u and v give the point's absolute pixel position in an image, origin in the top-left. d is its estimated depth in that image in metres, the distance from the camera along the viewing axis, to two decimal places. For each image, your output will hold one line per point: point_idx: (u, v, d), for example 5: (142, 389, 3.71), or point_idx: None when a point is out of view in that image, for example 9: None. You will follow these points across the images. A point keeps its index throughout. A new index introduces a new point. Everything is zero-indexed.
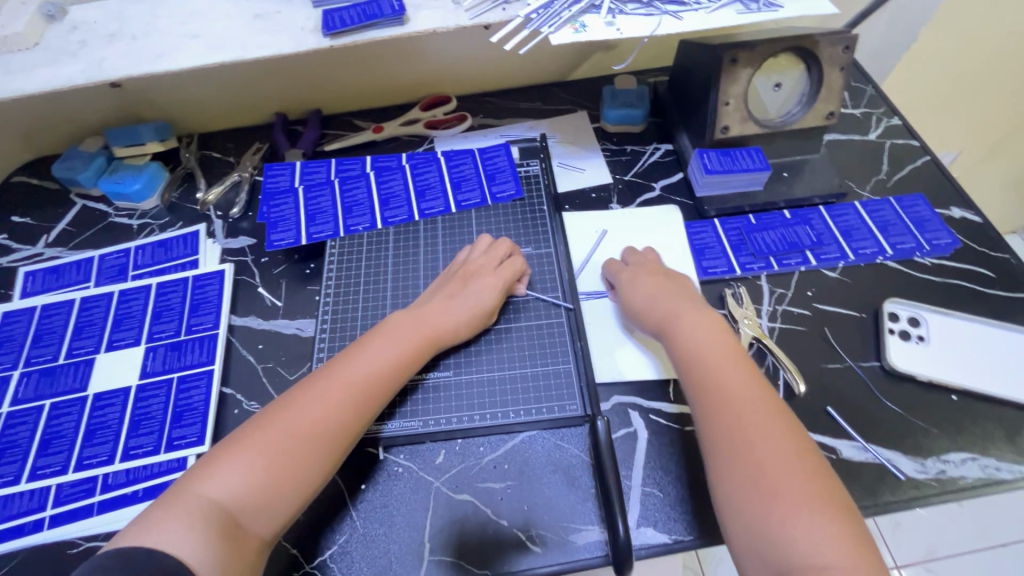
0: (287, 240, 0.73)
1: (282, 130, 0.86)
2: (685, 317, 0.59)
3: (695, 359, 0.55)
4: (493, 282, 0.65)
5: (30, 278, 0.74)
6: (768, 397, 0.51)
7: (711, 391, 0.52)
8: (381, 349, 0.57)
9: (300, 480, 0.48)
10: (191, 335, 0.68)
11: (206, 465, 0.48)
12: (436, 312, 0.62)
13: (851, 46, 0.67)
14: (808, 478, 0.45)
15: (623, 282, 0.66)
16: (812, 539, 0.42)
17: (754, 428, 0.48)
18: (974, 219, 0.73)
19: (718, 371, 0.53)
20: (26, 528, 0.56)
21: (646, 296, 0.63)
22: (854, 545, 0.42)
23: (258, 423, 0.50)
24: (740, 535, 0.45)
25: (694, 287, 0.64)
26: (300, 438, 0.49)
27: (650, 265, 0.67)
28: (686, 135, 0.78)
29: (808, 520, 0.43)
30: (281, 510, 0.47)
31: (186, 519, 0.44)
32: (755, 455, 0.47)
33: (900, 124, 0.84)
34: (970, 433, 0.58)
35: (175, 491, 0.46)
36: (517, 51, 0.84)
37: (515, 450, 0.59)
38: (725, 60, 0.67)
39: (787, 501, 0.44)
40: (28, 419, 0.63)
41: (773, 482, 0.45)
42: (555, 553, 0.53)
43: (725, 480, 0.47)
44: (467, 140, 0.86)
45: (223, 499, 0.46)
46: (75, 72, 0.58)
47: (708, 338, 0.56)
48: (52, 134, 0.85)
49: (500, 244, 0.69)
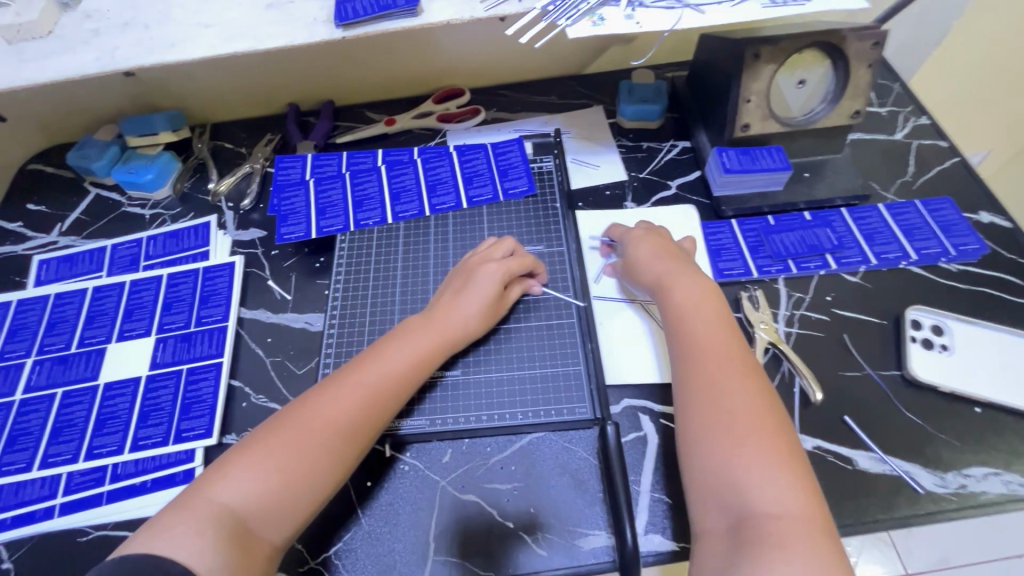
0: (297, 233, 0.72)
1: (294, 121, 0.86)
2: (679, 277, 0.58)
3: (684, 319, 0.55)
4: (499, 273, 0.63)
5: (44, 267, 0.75)
6: (744, 353, 0.51)
7: (693, 347, 0.52)
8: (395, 352, 0.56)
9: (312, 485, 0.48)
10: (200, 327, 0.68)
11: (217, 470, 0.47)
12: (447, 312, 0.61)
13: (881, 43, 0.64)
14: (774, 433, 0.45)
15: (629, 242, 0.65)
16: (769, 489, 0.42)
17: (729, 382, 0.48)
18: (1004, 224, 0.71)
19: (701, 329, 0.53)
20: (37, 515, 0.57)
21: (646, 258, 0.62)
22: (810, 497, 0.42)
23: (269, 428, 0.50)
24: (701, 482, 0.45)
25: (690, 257, 0.63)
26: (312, 442, 0.49)
27: (658, 233, 0.66)
28: (704, 132, 0.76)
29: (768, 470, 0.43)
30: (293, 514, 0.47)
31: (196, 524, 0.43)
32: (728, 407, 0.47)
33: (929, 123, 0.81)
34: (993, 447, 0.56)
35: (187, 496, 0.46)
36: (532, 44, 0.82)
37: (522, 451, 0.59)
38: (747, 55, 0.64)
39: (750, 451, 0.44)
40: (40, 406, 0.64)
41: (741, 432, 0.45)
42: (560, 557, 0.53)
43: (692, 430, 0.47)
44: (480, 134, 0.85)
45: (234, 504, 0.45)
46: (88, 62, 0.58)
47: (699, 299, 0.56)
48: (67, 122, 0.85)
49: (505, 241, 0.67)
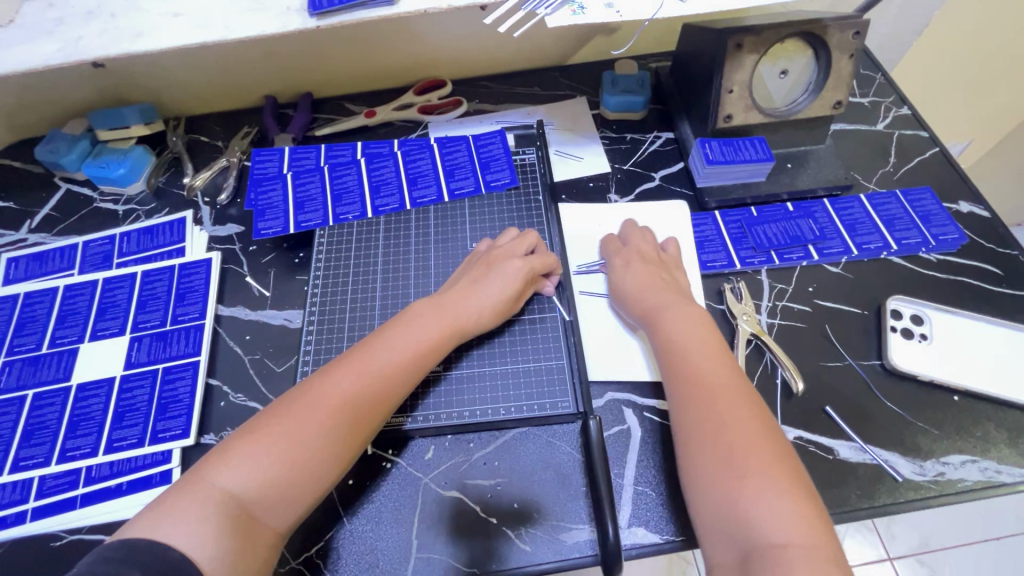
0: (275, 228, 0.71)
1: (271, 114, 0.84)
2: (665, 307, 0.58)
3: (676, 350, 0.54)
4: (523, 268, 0.62)
5: (13, 265, 0.72)
6: (738, 383, 0.50)
7: (686, 380, 0.51)
8: (406, 338, 0.55)
9: (318, 473, 0.47)
10: (176, 325, 0.67)
11: (221, 454, 0.46)
12: (459, 299, 0.60)
13: (862, 32, 0.64)
14: (774, 461, 0.44)
15: (615, 268, 0.65)
16: (773, 519, 0.41)
17: (725, 412, 0.47)
18: (982, 214, 0.71)
19: (693, 359, 0.52)
20: (9, 520, 0.56)
21: (632, 287, 0.62)
22: (815, 526, 0.41)
23: (278, 409, 0.49)
24: (706, 518, 0.44)
25: (681, 282, 0.63)
26: (324, 426, 0.48)
27: (644, 253, 0.65)
28: (688, 123, 0.76)
29: (771, 500, 0.42)
30: (295, 500, 0.46)
31: (198, 509, 0.42)
32: (725, 437, 0.46)
33: (910, 114, 0.81)
34: (970, 434, 0.57)
35: (189, 479, 0.44)
36: (513, 33, 0.81)
37: (506, 446, 0.58)
38: (729, 45, 0.64)
39: (752, 482, 0.43)
40: (10, 409, 0.62)
41: (741, 464, 0.44)
42: (546, 552, 0.53)
43: (693, 465, 0.46)
44: (462, 126, 0.84)
45: (237, 489, 0.44)
46: (51, 52, 0.56)
47: (689, 329, 0.55)
48: (36, 115, 0.82)
49: (528, 236, 0.67)
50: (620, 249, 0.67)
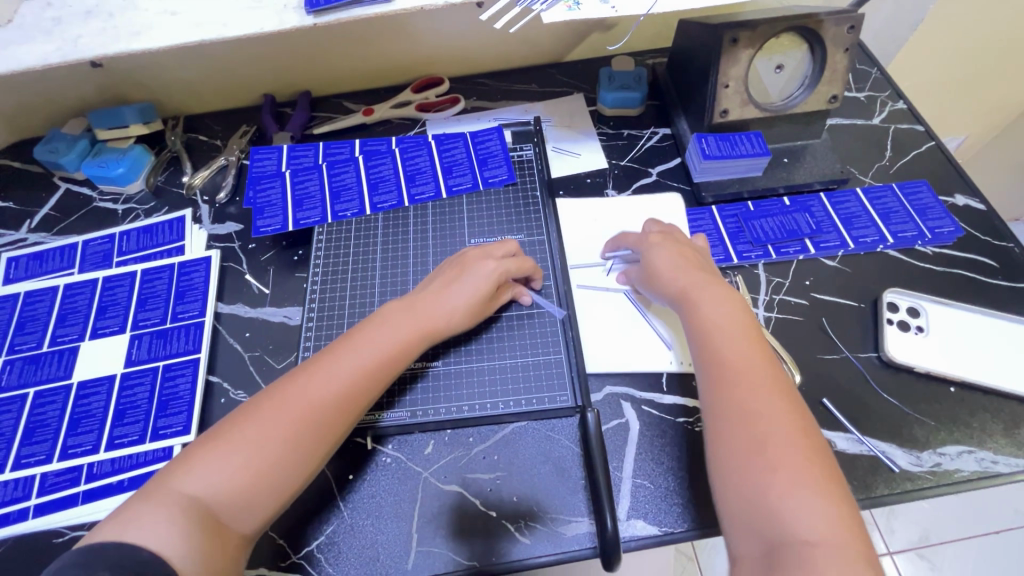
0: (274, 226, 0.71)
1: (269, 112, 0.84)
2: (700, 287, 0.56)
3: (704, 335, 0.52)
4: (496, 271, 0.61)
5: (14, 264, 0.73)
6: (773, 375, 0.48)
7: (720, 366, 0.49)
8: (374, 340, 0.54)
9: (280, 477, 0.46)
10: (176, 323, 0.67)
11: (183, 461, 0.46)
12: (429, 301, 0.59)
13: (856, 26, 0.64)
14: (807, 457, 0.42)
15: (648, 250, 0.63)
16: (807, 516, 0.40)
17: (760, 401, 0.46)
18: (978, 207, 0.72)
19: (727, 345, 0.50)
20: (11, 516, 0.56)
21: (666, 267, 0.59)
22: (846, 525, 0.39)
23: (243, 415, 0.48)
24: (732, 512, 0.42)
25: (712, 266, 0.61)
26: (283, 432, 0.47)
27: (675, 239, 0.63)
28: (685, 119, 0.76)
29: (802, 494, 0.40)
30: (257, 505, 0.46)
31: (163, 513, 0.42)
32: (758, 427, 0.44)
33: (906, 108, 0.81)
34: (967, 425, 0.57)
35: (153, 486, 0.45)
36: (509, 30, 0.81)
37: (505, 440, 0.59)
38: (725, 40, 0.64)
39: (783, 476, 0.41)
40: (12, 407, 0.62)
41: (773, 458, 0.42)
42: (546, 545, 0.53)
43: (723, 455, 0.45)
44: (459, 124, 0.84)
45: (200, 493, 0.44)
46: (50, 51, 0.56)
47: (725, 312, 0.53)
48: (35, 116, 0.83)
49: (509, 241, 0.66)
50: (648, 239, 0.64)
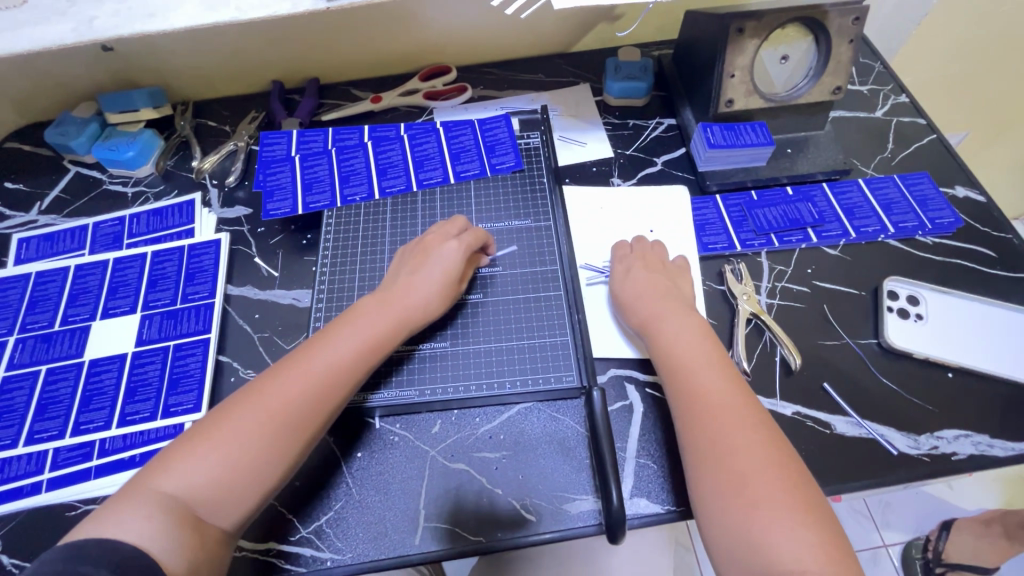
0: (284, 209, 0.72)
1: (278, 98, 0.85)
2: (664, 318, 0.58)
3: (675, 364, 0.54)
4: (459, 249, 0.63)
5: (25, 245, 0.74)
6: (748, 402, 0.50)
7: (694, 397, 0.51)
8: (347, 335, 0.55)
9: (260, 476, 0.47)
10: (186, 304, 0.68)
11: (162, 461, 0.47)
12: (402, 293, 0.60)
13: (861, 18, 0.65)
14: (789, 485, 0.44)
15: (618, 274, 0.64)
16: (790, 541, 0.41)
17: (733, 430, 0.47)
18: (978, 199, 0.73)
19: (698, 373, 0.52)
20: (25, 490, 0.57)
21: (634, 296, 0.61)
22: (830, 549, 0.41)
23: (220, 413, 0.49)
24: (721, 539, 0.44)
25: (684, 289, 0.62)
26: (271, 430, 0.48)
27: (647, 260, 0.65)
28: (690, 109, 0.77)
29: (788, 527, 0.42)
30: (243, 501, 0.46)
31: (142, 511, 0.43)
32: (730, 455, 0.46)
33: (908, 101, 0.82)
34: (964, 410, 0.58)
35: (133, 485, 0.45)
36: (521, 16, 0.81)
37: (511, 420, 0.60)
38: (731, 30, 0.65)
39: (766, 509, 0.43)
40: (24, 384, 0.63)
41: (755, 492, 0.44)
42: (549, 522, 0.54)
43: (704, 488, 0.46)
44: (466, 111, 0.85)
45: (180, 489, 0.45)
46: (65, 31, 0.57)
47: (689, 341, 0.55)
48: (46, 99, 0.83)
49: (457, 219, 0.68)
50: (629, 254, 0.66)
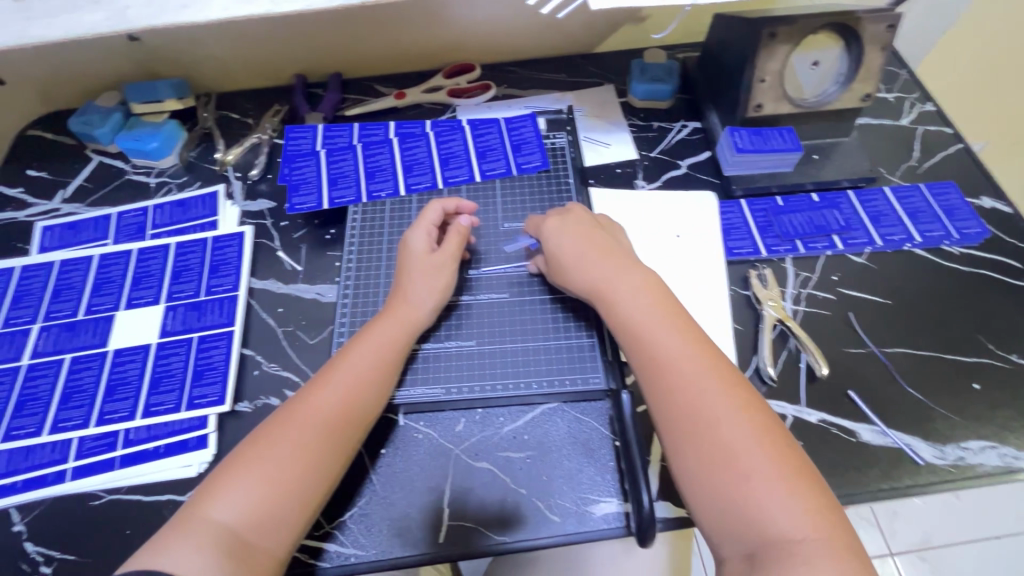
0: (309, 203, 0.72)
1: (302, 92, 0.85)
2: (613, 282, 0.56)
3: (639, 331, 0.53)
4: (422, 233, 0.64)
5: (48, 233, 0.74)
6: (714, 364, 0.50)
7: (659, 366, 0.50)
8: (362, 347, 0.56)
9: (301, 494, 0.48)
10: (210, 296, 0.68)
11: (207, 489, 0.47)
12: (405, 302, 0.60)
13: (895, 25, 0.65)
14: (775, 452, 0.44)
15: (550, 234, 0.63)
16: (779, 512, 0.42)
17: (709, 399, 0.47)
18: (1004, 210, 0.72)
19: (660, 341, 0.51)
20: (49, 478, 0.57)
21: (578, 255, 0.60)
22: (822, 513, 0.42)
23: (256, 438, 0.50)
24: (712, 516, 0.44)
25: (620, 241, 0.62)
26: (310, 452, 0.49)
27: (577, 218, 0.63)
28: (716, 112, 0.77)
29: (781, 497, 0.42)
30: (294, 524, 0.47)
31: (195, 542, 0.43)
32: (711, 433, 0.46)
33: (934, 110, 0.82)
34: (990, 422, 0.58)
35: (184, 515, 0.45)
36: (556, 15, 0.82)
37: (536, 421, 0.60)
38: (763, 34, 0.65)
39: (758, 481, 0.43)
40: (49, 372, 0.63)
41: (742, 463, 0.44)
42: (574, 523, 0.54)
43: (682, 459, 0.46)
44: (491, 110, 0.84)
45: (228, 517, 0.45)
46: (98, 21, 0.57)
47: (648, 306, 0.54)
48: (70, 87, 0.83)
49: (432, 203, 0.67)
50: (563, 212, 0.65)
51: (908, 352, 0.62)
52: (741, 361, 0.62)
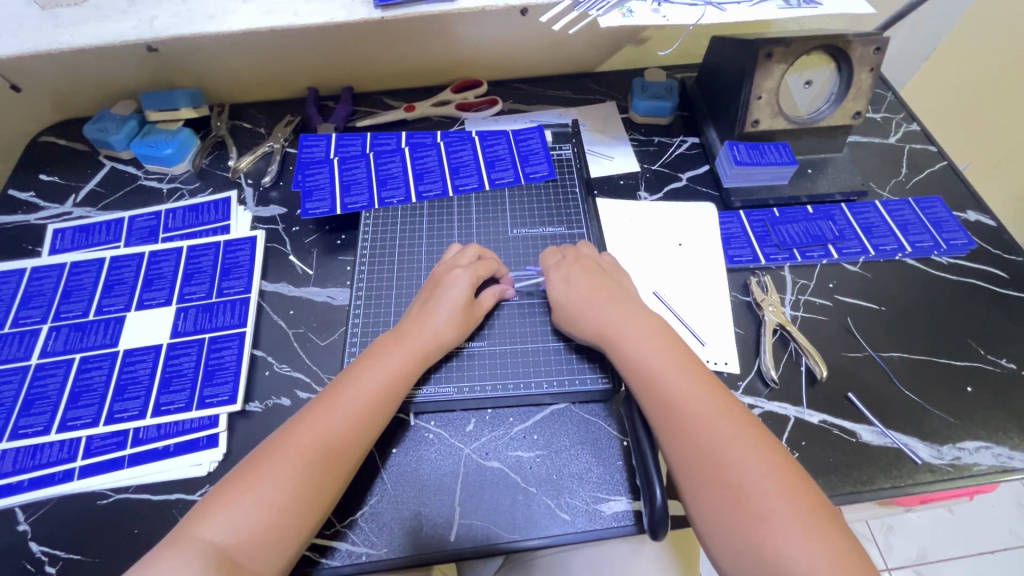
0: (323, 209, 0.74)
1: (314, 103, 0.87)
2: (618, 327, 0.58)
3: (647, 374, 0.54)
4: (465, 276, 0.63)
5: (60, 235, 0.75)
6: (722, 402, 0.52)
7: (670, 407, 0.51)
8: (373, 371, 0.56)
9: (297, 514, 0.47)
10: (222, 298, 0.69)
11: (205, 505, 0.47)
12: (419, 330, 0.60)
13: (882, 48, 0.68)
14: (789, 488, 0.46)
15: (558, 282, 0.64)
16: (800, 550, 0.43)
17: (721, 439, 0.49)
18: (989, 223, 0.76)
19: (671, 382, 0.53)
20: (56, 477, 0.57)
21: (584, 303, 0.61)
22: (839, 549, 0.43)
23: (258, 457, 0.49)
24: (734, 557, 0.44)
25: (624, 286, 0.64)
26: (311, 475, 0.49)
27: (583, 262, 0.66)
28: (714, 128, 0.81)
29: (796, 535, 0.43)
30: (287, 547, 0.46)
31: (182, 561, 0.43)
32: (729, 474, 0.47)
33: (919, 129, 0.86)
34: (983, 423, 0.60)
35: (178, 533, 0.45)
36: (566, 30, 0.85)
37: (546, 420, 0.61)
38: (761, 54, 0.68)
39: (776, 520, 0.44)
40: (58, 371, 0.63)
41: (757, 504, 0.45)
42: (584, 521, 0.55)
43: (697, 498, 0.47)
44: (497, 123, 0.87)
45: (221, 537, 0.45)
46: (125, 29, 0.58)
47: (653, 348, 0.56)
48: (86, 95, 0.85)
49: (471, 247, 0.68)
50: (560, 262, 0.67)
51: (903, 356, 0.65)
52: (743, 364, 0.64)
